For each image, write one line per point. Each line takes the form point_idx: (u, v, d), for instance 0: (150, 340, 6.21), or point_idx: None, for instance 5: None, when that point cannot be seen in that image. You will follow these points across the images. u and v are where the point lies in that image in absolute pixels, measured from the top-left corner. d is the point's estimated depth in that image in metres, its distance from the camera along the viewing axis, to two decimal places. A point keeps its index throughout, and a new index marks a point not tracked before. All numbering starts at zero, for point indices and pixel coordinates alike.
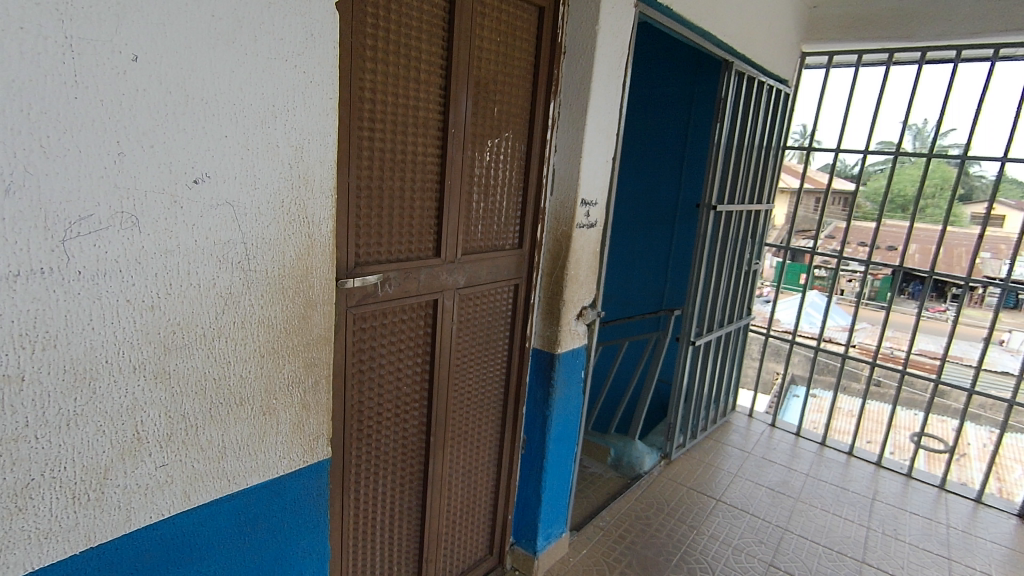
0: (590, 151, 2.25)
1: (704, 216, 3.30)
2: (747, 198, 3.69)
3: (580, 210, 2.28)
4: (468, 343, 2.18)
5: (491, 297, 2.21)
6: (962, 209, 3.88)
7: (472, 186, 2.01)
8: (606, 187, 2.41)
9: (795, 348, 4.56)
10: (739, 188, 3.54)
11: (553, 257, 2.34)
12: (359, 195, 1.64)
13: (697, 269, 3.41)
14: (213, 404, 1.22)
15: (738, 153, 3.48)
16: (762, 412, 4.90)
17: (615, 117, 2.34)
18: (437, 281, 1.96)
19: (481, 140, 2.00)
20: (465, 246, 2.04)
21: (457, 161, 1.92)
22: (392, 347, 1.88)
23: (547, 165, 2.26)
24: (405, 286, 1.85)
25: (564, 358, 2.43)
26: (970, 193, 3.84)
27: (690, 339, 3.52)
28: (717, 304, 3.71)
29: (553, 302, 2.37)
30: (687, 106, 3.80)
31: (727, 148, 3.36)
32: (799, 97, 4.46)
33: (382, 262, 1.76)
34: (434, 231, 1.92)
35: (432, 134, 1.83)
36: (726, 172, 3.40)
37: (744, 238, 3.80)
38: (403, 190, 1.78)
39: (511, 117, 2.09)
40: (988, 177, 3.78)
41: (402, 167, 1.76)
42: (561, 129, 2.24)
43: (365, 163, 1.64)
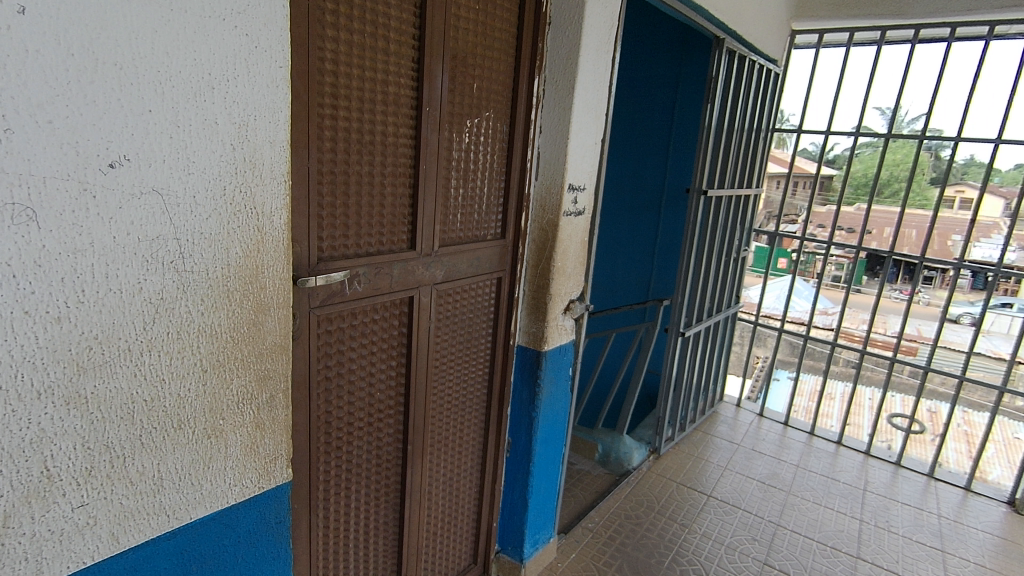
0: (578, 132, 2.07)
1: (696, 202, 3.15)
2: (737, 182, 3.54)
3: (567, 196, 2.10)
4: (448, 342, 2.01)
5: (472, 292, 2.04)
6: (938, 193, 3.79)
7: (450, 171, 1.82)
8: (595, 171, 2.23)
9: (783, 337, 4.47)
10: (729, 172, 3.40)
11: (539, 248, 2.16)
12: (321, 181, 1.45)
13: (686, 258, 3.27)
14: (144, 430, 1.04)
15: (729, 135, 3.32)
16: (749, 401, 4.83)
17: (605, 96, 2.17)
18: (412, 276, 1.77)
19: (459, 120, 1.81)
20: (443, 237, 1.86)
21: (433, 142, 1.73)
22: (363, 350, 1.70)
23: (532, 148, 2.08)
24: (377, 282, 1.66)
25: (550, 355, 2.27)
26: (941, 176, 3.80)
27: (679, 331, 3.39)
28: (707, 294, 3.57)
29: (539, 296, 2.20)
30: (676, 86, 3.64)
31: (718, 131, 3.20)
32: (787, 78, 4.32)
33: (351, 258, 1.57)
34: (408, 221, 1.73)
35: (404, 112, 1.63)
36: (715, 156, 3.24)
37: (733, 225, 3.66)
38: (372, 175, 1.59)
39: (492, 95, 1.90)
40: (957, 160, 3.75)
41: (370, 150, 1.57)
42: (547, 108, 2.06)
43: (327, 144, 1.45)
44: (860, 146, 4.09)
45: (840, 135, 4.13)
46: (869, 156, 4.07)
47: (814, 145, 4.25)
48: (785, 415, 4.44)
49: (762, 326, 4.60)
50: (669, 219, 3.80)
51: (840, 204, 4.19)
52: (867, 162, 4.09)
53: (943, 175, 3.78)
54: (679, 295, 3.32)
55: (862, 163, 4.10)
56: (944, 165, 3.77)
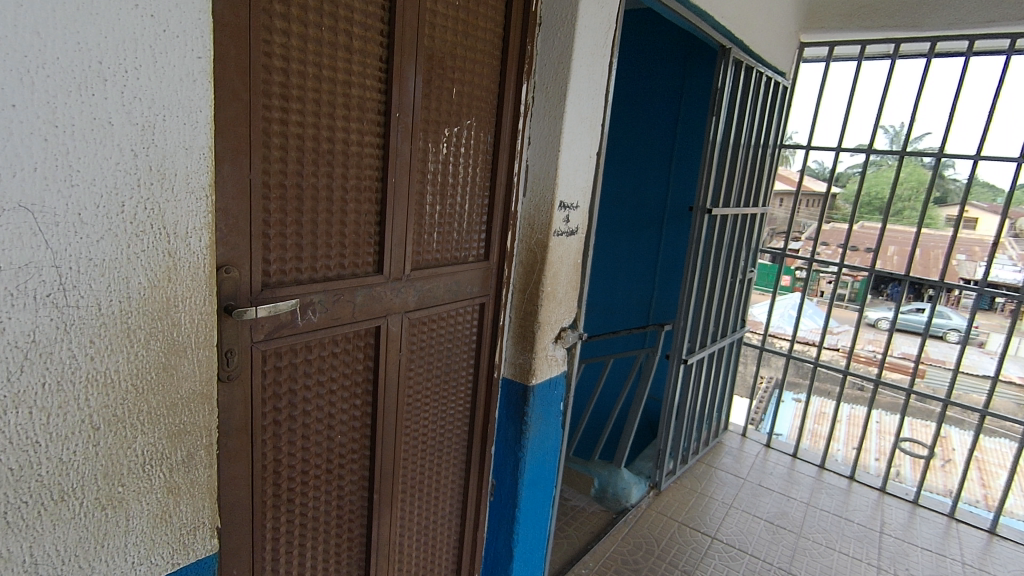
0: (571, 144, 1.87)
1: (701, 220, 2.94)
2: (743, 200, 3.35)
3: (558, 214, 1.90)
4: (423, 376, 1.80)
5: (451, 319, 1.83)
6: (935, 212, 3.68)
7: (425, 185, 1.62)
8: (589, 188, 2.04)
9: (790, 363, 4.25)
10: (735, 189, 3.20)
11: (527, 272, 1.96)
12: (266, 194, 1.25)
13: (689, 279, 3.06)
14: (10, 508, 0.82)
15: (735, 150, 3.13)
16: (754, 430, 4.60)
17: (600, 105, 1.97)
18: (380, 303, 1.57)
19: (436, 129, 1.61)
20: (417, 258, 1.66)
21: (404, 152, 1.53)
22: (321, 388, 1.49)
23: (519, 161, 1.88)
24: (336, 311, 1.46)
25: (538, 390, 2.05)
26: (944, 196, 3.65)
27: (681, 357, 3.18)
28: (711, 318, 3.35)
29: (525, 324, 1.99)
30: (679, 98, 3.45)
31: (723, 146, 3.00)
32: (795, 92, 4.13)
33: (303, 283, 1.37)
34: (375, 241, 1.53)
35: (370, 118, 1.44)
36: (721, 173, 3.04)
37: (739, 245, 3.45)
38: (331, 188, 1.39)
39: (473, 101, 1.71)
40: (961, 180, 3.59)
41: (329, 160, 1.37)
42: (536, 118, 1.86)
43: (273, 152, 1.25)
44: (876, 160, 3.87)
45: (851, 151, 3.93)
46: (881, 174, 3.86)
47: (823, 162, 4.06)
48: (792, 447, 4.21)
49: (768, 351, 4.39)
50: (670, 238, 3.60)
51: (853, 222, 3.96)
52: (875, 180, 3.90)
53: (951, 196, 3.63)
54: (681, 319, 3.11)
55: (869, 181, 3.90)
56: (952, 186, 3.62)
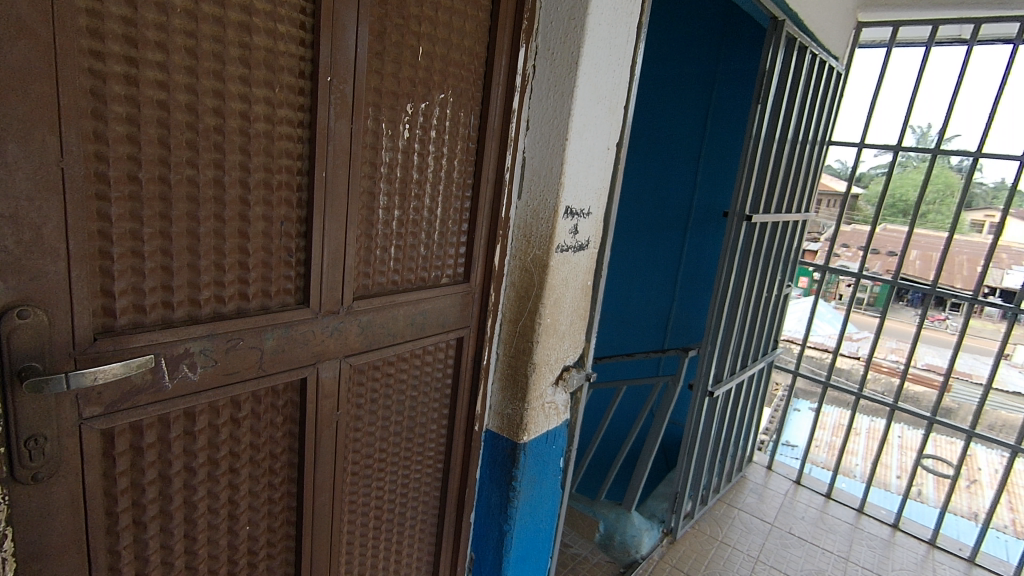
0: (583, 131, 1.38)
1: (738, 228, 2.44)
2: (786, 205, 2.84)
3: (563, 224, 1.41)
4: (375, 436, 1.35)
5: (414, 360, 1.37)
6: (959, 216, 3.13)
7: (375, 181, 1.17)
8: (607, 190, 1.54)
9: (827, 392, 3.68)
10: (778, 193, 2.69)
11: (520, 298, 1.49)
12: (102, 194, 0.81)
13: (719, 296, 2.56)
14: None
15: (778, 146, 2.61)
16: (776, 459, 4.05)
17: (625, 80, 1.47)
18: (305, 346, 1.12)
19: (392, 102, 1.15)
20: (363, 282, 1.20)
21: (343, 135, 1.07)
22: (213, 468, 1.04)
23: (512, 152, 1.41)
24: (233, 363, 1.01)
25: (531, 448, 1.58)
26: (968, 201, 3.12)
27: (707, 389, 2.65)
28: (742, 344, 2.84)
29: (516, 365, 1.52)
30: (711, 85, 2.99)
31: (767, 140, 2.50)
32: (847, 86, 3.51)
33: (175, 326, 0.93)
34: (298, 260, 1.08)
35: (286, 83, 0.98)
36: (763, 170, 2.54)
37: (779, 257, 2.91)
38: (222, 185, 0.94)
39: (450, 69, 1.24)
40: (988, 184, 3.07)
41: (217, 142, 0.92)
42: (537, 95, 1.39)
43: (113, 128, 0.80)
44: (904, 160, 3.34)
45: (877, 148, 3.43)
46: (908, 176, 3.34)
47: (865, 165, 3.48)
48: (827, 485, 3.68)
49: (803, 376, 3.78)
50: (696, 242, 3.17)
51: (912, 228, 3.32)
52: (900, 184, 3.38)
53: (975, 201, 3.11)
54: (706, 345, 2.61)
55: (893, 184, 3.39)
56: (976, 189, 3.11)
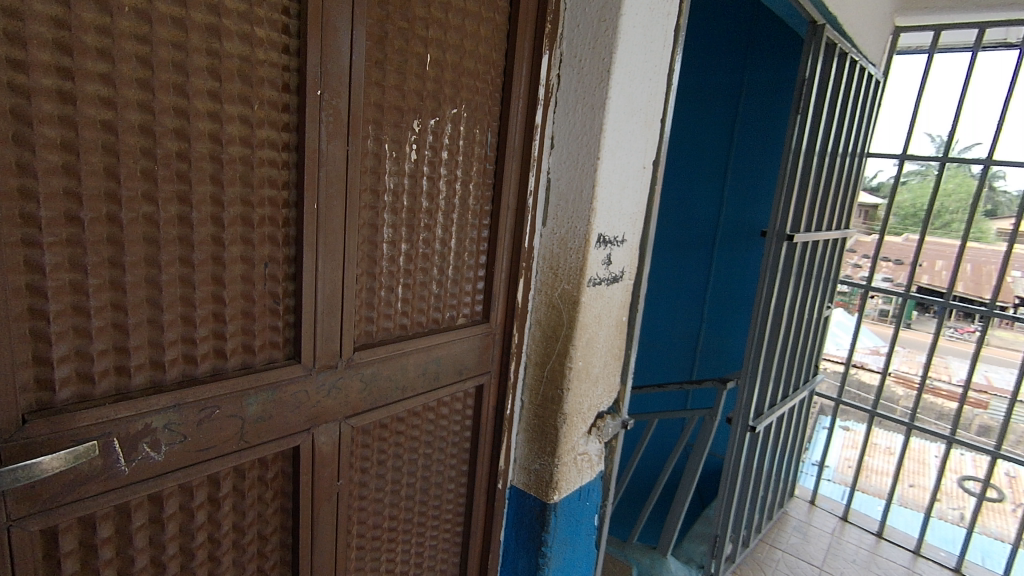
0: (616, 148, 1.20)
1: (778, 248, 2.21)
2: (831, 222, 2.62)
3: (594, 254, 1.23)
4: (383, 503, 1.15)
5: (426, 413, 1.18)
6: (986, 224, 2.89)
7: (378, 212, 0.99)
8: (643, 213, 1.35)
9: (874, 422, 3.29)
10: (821, 209, 2.46)
11: (547, 338, 1.30)
12: (31, 239, 0.66)
13: (756, 321, 2.34)
14: None
15: (818, 159, 2.36)
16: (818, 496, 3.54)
17: (662, 89, 1.28)
18: (297, 410, 0.94)
19: (396, 117, 0.98)
20: (366, 329, 1.03)
21: (338, 159, 0.90)
22: (186, 562, 0.86)
23: (535, 174, 1.24)
24: (208, 437, 0.84)
25: (562, 509, 1.38)
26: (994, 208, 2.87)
27: (748, 423, 2.38)
28: (783, 374, 2.55)
29: (544, 415, 1.33)
30: (737, 97, 2.86)
31: (809, 152, 2.27)
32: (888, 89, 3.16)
33: (132, 398, 0.76)
34: (287, 308, 0.91)
35: (266, 99, 0.82)
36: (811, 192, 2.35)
37: (820, 277, 2.64)
38: (189, 223, 0.78)
39: (462, 79, 1.07)
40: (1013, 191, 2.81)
41: (183, 171, 0.76)
42: (563, 110, 1.21)
43: (43, 158, 0.65)
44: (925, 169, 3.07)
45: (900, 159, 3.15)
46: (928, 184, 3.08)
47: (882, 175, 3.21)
48: (879, 523, 3.29)
49: (847, 404, 3.35)
50: (724, 261, 3.02)
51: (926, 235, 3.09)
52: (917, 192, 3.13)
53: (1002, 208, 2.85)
54: (743, 376, 2.36)
55: (911, 192, 3.14)
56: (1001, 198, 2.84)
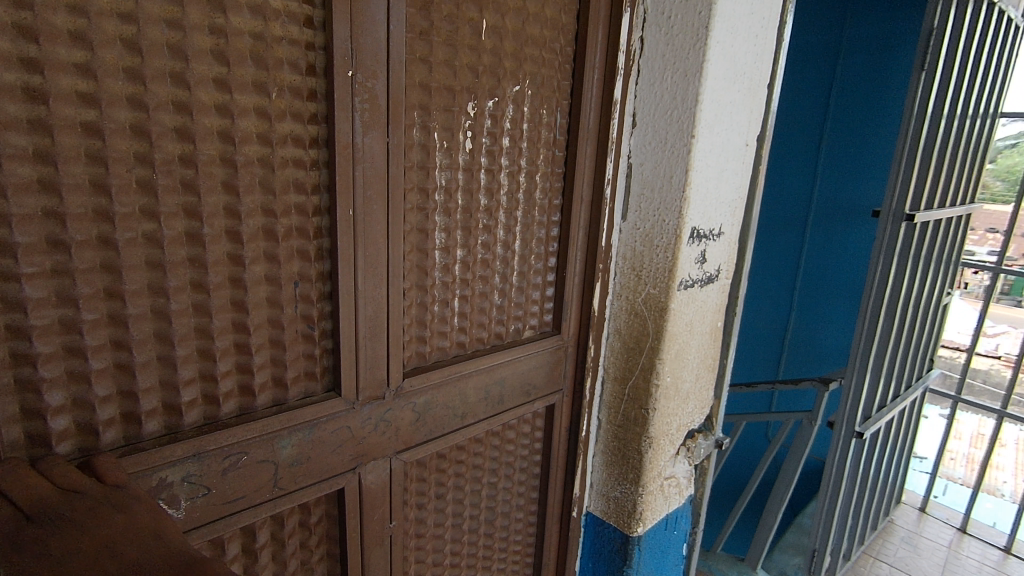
0: (714, 123, 0.98)
1: (896, 229, 1.89)
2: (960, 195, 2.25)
3: (686, 252, 1.03)
4: (444, 539, 1.00)
5: (489, 440, 1.03)
6: None
7: (428, 214, 0.84)
8: (745, 200, 1.12)
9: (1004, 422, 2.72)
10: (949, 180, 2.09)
11: (629, 351, 1.11)
12: (8, 273, 0.54)
13: (865, 313, 2.01)
14: None
15: (948, 118, 1.94)
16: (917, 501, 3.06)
17: (771, 46, 1.04)
18: (339, 450, 0.80)
19: (446, 100, 0.81)
20: (418, 350, 0.88)
21: (377, 155, 0.75)
22: None
23: (614, 159, 1.04)
24: (236, 487, 0.71)
25: (646, 542, 1.20)
26: None
27: (853, 429, 2.07)
28: (894, 373, 2.22)
29: (626, 438, 1.15)
30: (835, 57, 2.53)
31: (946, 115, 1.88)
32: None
33: (144, 450, 0.64)
34: (324, 332, 0.77)
35: (287, 85, 0.67)
36: (941, 160, 1.94)
37: (942, 259, 2.27)
38: (201, 241, 0.65)
39: (527, 49, 0.89)
40: None
41: (189, 179, 0.62)
42: (648, 80, 1.00)
43: (13, 173, 0.52)
44: None
45: (1011, 115, 2.56)
46: None
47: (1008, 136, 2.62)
48: (1008, 538, 2.71)
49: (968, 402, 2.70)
50: (817, 242, 2.72)
51: None
52: None
53: None
54: (849, 374, 2.06)
55: None
56: None
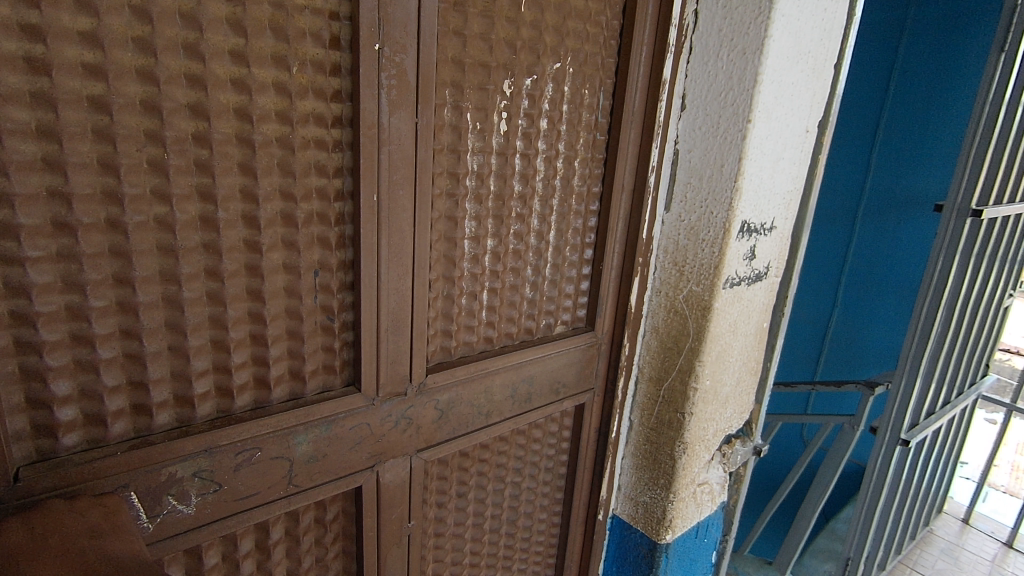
0: (773, 108, 0.90)
1: (960, 225, 1.75)
2: None
3: (734, 248, 0.96)
4: (464, 539, 0.96)
5: (514, 439, 0.98)
6: None
7: (457, 201, 0.78)
8: (801, 192, 1.04)
9: None
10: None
11: (666, 350, 1.05)
12: (10, 257, 0.51)
13: (919, 314, 1.89)
14: None
15: None
16: (960, 512, 2.88)
17: (841, 23, 0.94)
18: (356, 447, 0.76)
19: (480, 77, 0.75)
20: (443, 344, 0.84)
21: (404, 136, 0.69)
22: None
23: (659, 144, 0.96)
24: (249, 484, 0.68)
25: (675, 550, 1.15)
26: None
27: (899, 436, 1.97)
28: (947, 378, 2.09)
29: (659, 441, 1.09)
30: (898, 39, 2.38)
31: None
32: None
33: (153, 444, 0.61)
34: (344, 324, 0.73)
35: (308, 58, 0.62)
36: (1014, 152, 1.79)
37: (1006, 259, 2.12)
38: (215, 226, 0.61)
39: (569, 23, 0.82)
40: None
41: (203, 159, 0.58)
42: (701, 59, 0.92)
43: (14, 150, 0.49)
44: None
45: None
46: None
47: None
48: None
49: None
50: (867, 236, 2.59)
51: None
52: None
53: None
54: (898, 378, 1.95)
55: None
56: None
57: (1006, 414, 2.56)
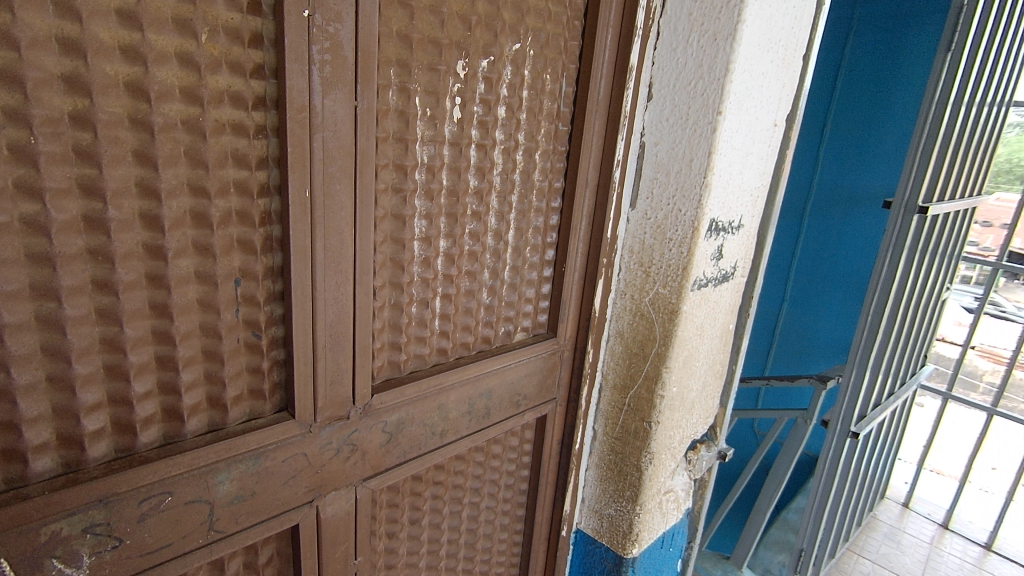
0: (743, 99, 0.85)
1: (907, 221, 1.78)
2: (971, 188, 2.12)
3: (704, 247, 0.90)
4: (417, 568, 0.87)
5: (471, 456, 0.90)
6: None
7: (406, 197, 0.69)
8: (767, 189, 1.00)
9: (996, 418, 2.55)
10: (964, 174, 1.97)
11: (632, 355, 0.99)
12: None
13: (867, 308, 1.91)
14: None
15: (972, 104, 1.78)
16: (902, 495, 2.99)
17: (812, 8, 0.89)
18: (288, 483, 0.66)
19: (430, 55, 0.66)
20: (390, 359, 0.74)
21: (341, 121, 0.59)
22: None
23: (625, 136, 0.89)
24: (159, 535, 0.57)
25: (641, 563, 1.10)
26: None
27: (849, 428, 2.00)
28: (891, 370, 2.14)
29: (625, 451, 1.03)
30: (845, 39, 2.43)
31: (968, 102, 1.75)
32: None
33: (29, 499, 0.49)
34: (274, 341, 0.63)
35: (222, 24, 0.51)
36: (957, 148, 1.83)
37: (945, 254, 2.18)
38: (105, 228, 0.49)
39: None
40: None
41: (85, 145, 0.47)
42: (669, 45, 0.86)
43: None
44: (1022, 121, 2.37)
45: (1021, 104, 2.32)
46: None
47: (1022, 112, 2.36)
48: (989, 534, 2.69)
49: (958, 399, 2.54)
50: (815, 231, 2.64)
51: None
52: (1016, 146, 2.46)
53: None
54: (849, 371, 1.97)
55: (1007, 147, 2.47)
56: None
57: (942, 401, 2.65)
